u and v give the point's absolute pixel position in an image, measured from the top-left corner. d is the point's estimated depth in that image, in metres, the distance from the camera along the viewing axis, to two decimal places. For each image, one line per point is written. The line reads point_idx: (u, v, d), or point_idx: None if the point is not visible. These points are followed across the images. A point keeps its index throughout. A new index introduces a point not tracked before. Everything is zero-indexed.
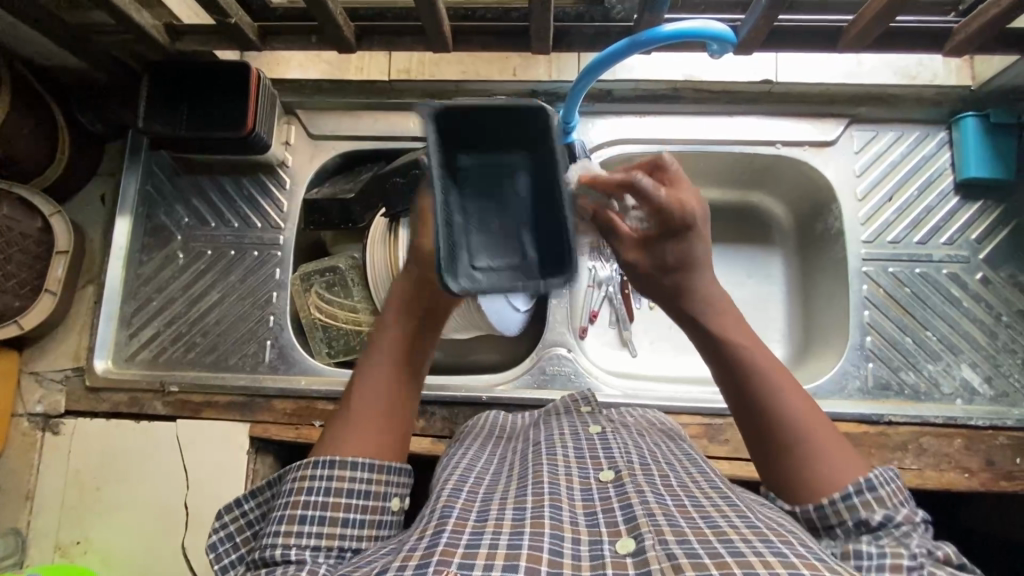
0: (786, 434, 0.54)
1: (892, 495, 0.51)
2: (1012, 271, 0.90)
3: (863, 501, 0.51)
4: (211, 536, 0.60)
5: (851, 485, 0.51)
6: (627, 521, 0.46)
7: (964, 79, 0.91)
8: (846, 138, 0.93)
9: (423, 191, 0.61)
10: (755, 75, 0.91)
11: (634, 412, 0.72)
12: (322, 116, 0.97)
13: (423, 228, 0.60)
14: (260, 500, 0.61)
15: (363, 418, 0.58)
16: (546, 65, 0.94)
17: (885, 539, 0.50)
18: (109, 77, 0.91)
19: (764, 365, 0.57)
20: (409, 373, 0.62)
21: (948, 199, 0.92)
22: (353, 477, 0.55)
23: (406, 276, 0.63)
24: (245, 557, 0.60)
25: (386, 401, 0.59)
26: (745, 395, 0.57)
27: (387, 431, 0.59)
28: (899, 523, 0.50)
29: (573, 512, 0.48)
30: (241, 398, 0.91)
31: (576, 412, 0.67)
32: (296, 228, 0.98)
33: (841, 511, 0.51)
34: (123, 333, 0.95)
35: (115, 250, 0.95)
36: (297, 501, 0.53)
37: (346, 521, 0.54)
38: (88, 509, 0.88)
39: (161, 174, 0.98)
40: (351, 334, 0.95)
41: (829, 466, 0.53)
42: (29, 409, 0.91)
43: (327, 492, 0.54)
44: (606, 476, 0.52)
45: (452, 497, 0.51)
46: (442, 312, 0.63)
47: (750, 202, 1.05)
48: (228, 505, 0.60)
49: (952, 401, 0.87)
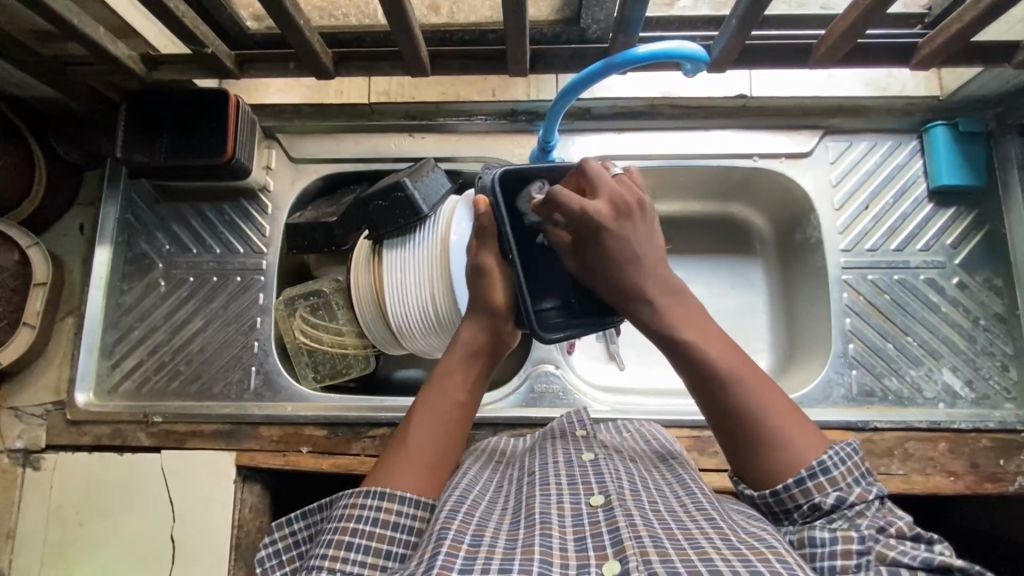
0: (740, 410, 0.56)
1: (846, 474, 0.53)
2: (987, 275, 0.92)
3: (815, 484, 0.52)
4: (261, 551, 0.61)
5: (804, 469, 0.53)
6: (613, 544, 0.46)
7: (932, 88, 0.92)
8: (822, 149, 0.95)
9: (479, 252, 0.71)
10: (730, 91, 0.92)
11: (624, 433, 0.73)
12: (304, 139, 0.98)
13: (486, 281, 0.70)
14: (311, 521, 0.62)
15: (420, 453, 0.59)
16: (525, 84, 0.96)
17: (839, 521, 0.51)
18: (85, 106, 0.90)
19: (718, 358, 0.59)
20: (464, 407, 0.64)
21: (922, 207, 0.94)
22: (400, 511, 0.55)
23: (472, 325, 0.69)
24: (290, 575, 0.60)
25: (445, 437, 0.61)
26: (702, 381, 0.58)
27: (440, 468, 0.59)
28: (852, 504, 0.51)
29: (562, 538, 0.48)
30: (226, 426, 0.89)
31: (571, 435, 0.67)
32: (279, 252, 0.97)
33: (796, 495, 0.53)
34: (105, 364, 0.94)
35: (95, 280, 0.94)
36: (346, 527, 0.53)
37: (389, 553, 0.53)
38: (72, 546, 0.86)
39: (140, 203, 0.97)
40: (337, 358, 0.96)
41: (788, 446, 0.54)
42: (9, 446, 0.89)
43: (375, 522, 0.54)
44: (596, 500, 0.52)
45: (449, 518, 0.51)
46: (496, 356, 0.69)
47: (730, 213, 1.06)
48: (279, 522, 0.61)
49: (935, 405, 0.88)
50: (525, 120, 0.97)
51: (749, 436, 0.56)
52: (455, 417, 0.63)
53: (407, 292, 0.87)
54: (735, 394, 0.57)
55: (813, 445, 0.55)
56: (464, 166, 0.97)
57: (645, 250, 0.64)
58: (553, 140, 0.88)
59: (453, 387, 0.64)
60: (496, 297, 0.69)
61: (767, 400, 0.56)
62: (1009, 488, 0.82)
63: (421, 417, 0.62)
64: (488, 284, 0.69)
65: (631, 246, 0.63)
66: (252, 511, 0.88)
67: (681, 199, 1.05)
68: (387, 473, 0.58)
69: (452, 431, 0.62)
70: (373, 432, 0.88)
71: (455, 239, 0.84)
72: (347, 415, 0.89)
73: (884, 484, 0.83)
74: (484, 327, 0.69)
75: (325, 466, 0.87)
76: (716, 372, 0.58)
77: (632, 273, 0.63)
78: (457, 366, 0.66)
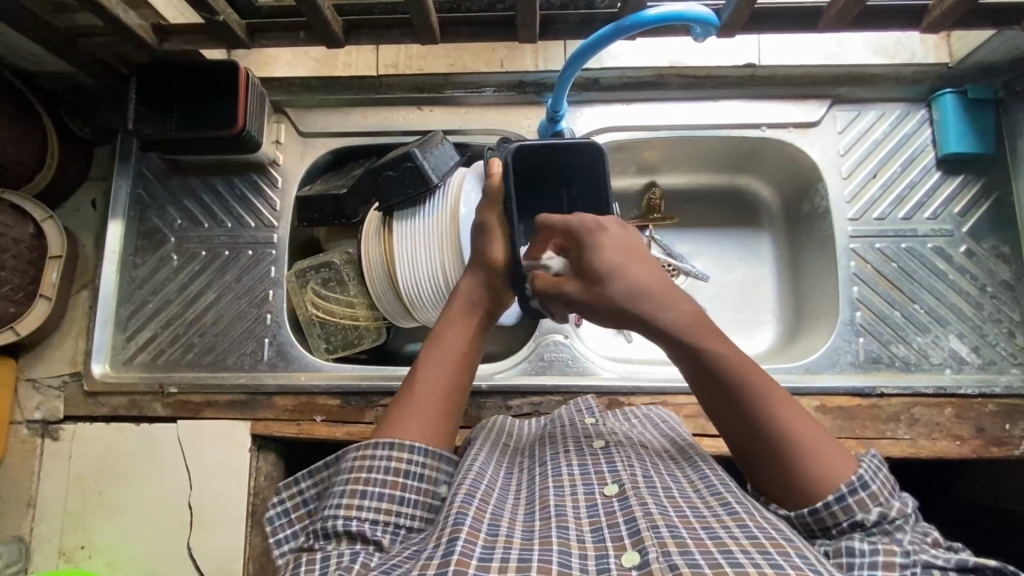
0: (762, 416, 0.55)
1: (883, 489, 0.54)
2: (995, 243, 0.92)
3: (856, 500, 0.53)
4: (269, 510, 0.63)
5: (844, 485, 0.53)
6: (631, 534, 0.47)
7: (941, 56, 0.92)
8: (829, 119, 0.95)
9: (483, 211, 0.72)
10: (737, 60, 0.92)
11: (635, 416, 0.75)
12: (312, 113, 0.98)
13: (489, 239, 0.70)
14: (317, 479, 0.63)
15: (426, 408, 0.61)
16: (532, 54, 0.96)
17: (877, 535, 0.52)
18: (97, 81, 0.91)
19: (738, 376, 0.56)
20: (465, 364, 0.65)
21: (930, 174, 0.94)
22: (411, 459, 0.57)
23: (472, 277, 0.70)
24: (299, 533, 0.62)
25: (448, 393, 0.62)
26: (728, 399, 0.57)
27: (444, 418, 0.61)
28: (893, 518, 0.52)
29: (579, 530, 0.49)
30: (241, 396, 0.91)
31: (581, 423, 0.69)
32: (289, 226, 0.98)
33: (836, 513, 0.53)
34: (120, 336, 0.95)
35: (108, 254, 0.95)
36: (359, 477, 0.56)
37: (404, 500, 0.56)
38: (91, 513, 0.88)
39: (151, 177, 0.98)
40: (348, 329, 0.97)
41: (825, 466, 0.54)
42: (28, 416, 0.91)
43: (388, 470, 0.56)
44: (611, 490, 0.54)
45: (465, 502, 0.52)
46: (495, 310, 0.71)
47: (737, 185, 1.07)
48: (285, 482, 0.63)
49: (941, 371, 0.89)
50: (533, 91, 0.97)
51: (779, 457, 0.55)
52: (459, 370, 0.64)
53: (419, 265, 0.87)
54: (773, 415, 0.55)
55: (840, 462, 0.55)
56: (471, 139, 0.97)
57: (635, 256, 0.61)
58: (562, 109, 0.88)
59: (453, 340, 0.66)
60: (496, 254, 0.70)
61: (794, 420, 0.55)
62: (1014, 452, 0.83)
63: (425, 367, 0.64)
64: (487, 240, 0.70)
65: (619, 259, 0.61)
66: (266, 479, 0.90)
67: (689, 170, 1.05)
68: (395, 426, 0.59)
69: (456, 383, 0.63)
70: (387, 400, 0.90)
71: (465, 211, 0.85)
72: (360, 383, 0.90)
73: (891, 449, 0.84)
74: (482, 282, 0.70)
75: (339, 434, 0.88)
76: (736, 389, 0.56)
77: (640, 281, 0.60)
78: (456, 317, 0.68)
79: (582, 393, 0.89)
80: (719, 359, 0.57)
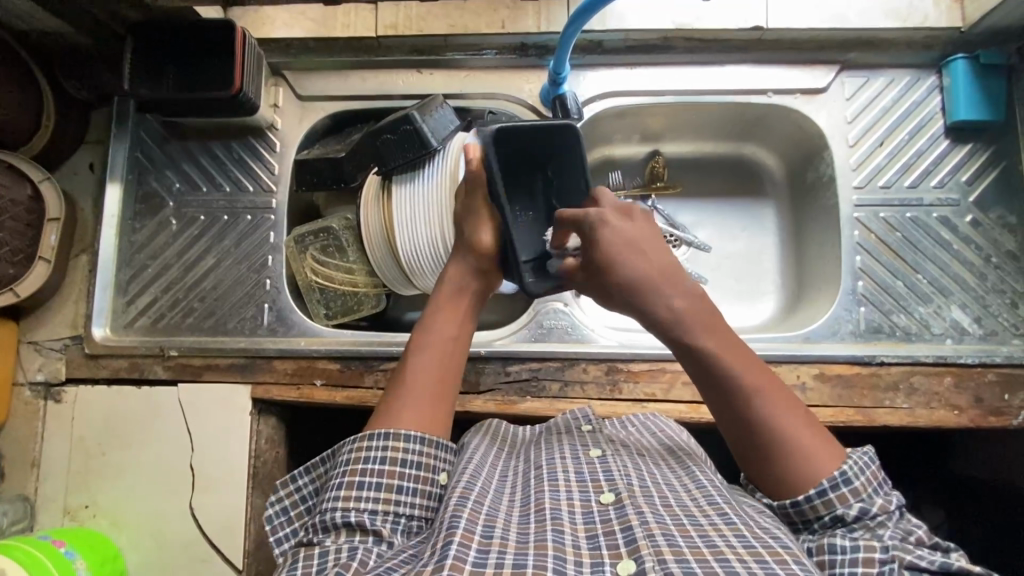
0: (759, 416, 0.57)
1: (867, 484, 0.55)
2: (1001, 213, 0.91)
3: (837, 495, 0.54)
4: (268, 510, 0.63)
5: (827, 480, 0.55)
6: (627, 543, 0.48)
7: (954, 20, 0.89)
8: (838, 85, 0.93)
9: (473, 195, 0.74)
10: (745, 23, 0.90)
11: (635, 423, 0.75)
12: (311, 76, 0.97)
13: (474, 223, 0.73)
14: (314, 475, 0.65)
15: (416, 397, 0.61)
16: (534, 15, 0.92)
17: (858, 531, 0.54)
18: (93, 42, 0.90)
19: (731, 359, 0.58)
20: (456, 354, 0.65)
21: (937, 143, 0.93)
22: (407, 448, 0.58)
23: (459, 263, 0.73)
24: (299, 531, 0.63)
25: (438, 382, 0.62)
26: (713, 378, 0.58)
27: (440, 404, 0.62)
28: (874, 514, 0.54)
29: (575, 536, 0.50)
30: (241, 359, 0.91)
31: (577, 431, 0.68)
32: (288, 191, 0.97)
33: (817, 507, 0.55)
34: (120, 300, 0.95)
35: (107, 219, 0.94)
36: (355, 469, 0.56)
37: (402, 489, 0.57)
38: (94, 474, 0.89)
39: (149, 140, 0.97)
40: (348, 295, 0.98)
41: (806, 461, 0.56)
42: (30, 378, 0.91)
43: (384, 461, 0.57)
44: (607, 498, 0.54)
45: (459, 505, 0.53)
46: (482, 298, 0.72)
47: (740, 154, 1.06)
48: (284, 480, 0.64)
49: (942, 341, 0.89)
50: (535, 54, 0.95)
51: (759, 439, 0.57)
52: (449, 356, 0.64)
53: (418, 230, 0.87)
54: (756, 401, 0.57)
55: (831, 459, 0.56)
56: (471, 103, 0.95)
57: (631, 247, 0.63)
58: (564, 71, 0.87)
59: (445, 325, 0.66)
60: (483, 239, 0.72)
61: (773, 407, 0.57)
62: (1011, 421, 0.83)
63: (415, 352, 0.64)
64: (473, 225, 0.73)
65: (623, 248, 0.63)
66: (267, 442, 0.91)
67: (693, 138, 1.04)
68: (389, 414, 0.60)
69: (448, 370, 0.63)
70: (386, 366, 0.90)
71: (464, 176, 0.85)
72: (360, 348, 0.90)
73: (888, 417, 0.84)
74: (471, 267, 0.72)
75: (338, 398, 0.89)
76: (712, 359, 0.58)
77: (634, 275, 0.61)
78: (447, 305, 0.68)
79: (581, 360, 0.89)
80: (712, 347, 0.58)
